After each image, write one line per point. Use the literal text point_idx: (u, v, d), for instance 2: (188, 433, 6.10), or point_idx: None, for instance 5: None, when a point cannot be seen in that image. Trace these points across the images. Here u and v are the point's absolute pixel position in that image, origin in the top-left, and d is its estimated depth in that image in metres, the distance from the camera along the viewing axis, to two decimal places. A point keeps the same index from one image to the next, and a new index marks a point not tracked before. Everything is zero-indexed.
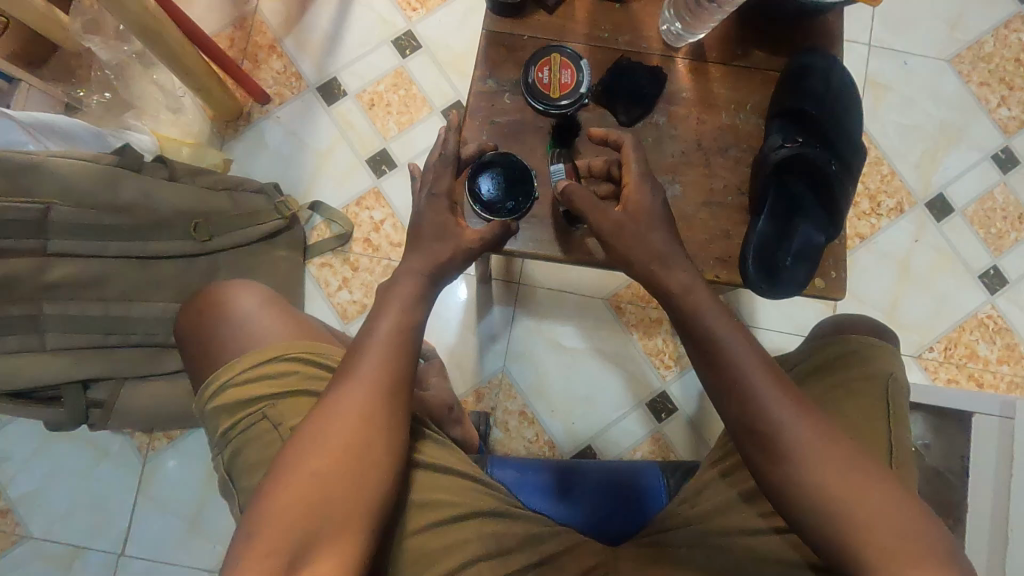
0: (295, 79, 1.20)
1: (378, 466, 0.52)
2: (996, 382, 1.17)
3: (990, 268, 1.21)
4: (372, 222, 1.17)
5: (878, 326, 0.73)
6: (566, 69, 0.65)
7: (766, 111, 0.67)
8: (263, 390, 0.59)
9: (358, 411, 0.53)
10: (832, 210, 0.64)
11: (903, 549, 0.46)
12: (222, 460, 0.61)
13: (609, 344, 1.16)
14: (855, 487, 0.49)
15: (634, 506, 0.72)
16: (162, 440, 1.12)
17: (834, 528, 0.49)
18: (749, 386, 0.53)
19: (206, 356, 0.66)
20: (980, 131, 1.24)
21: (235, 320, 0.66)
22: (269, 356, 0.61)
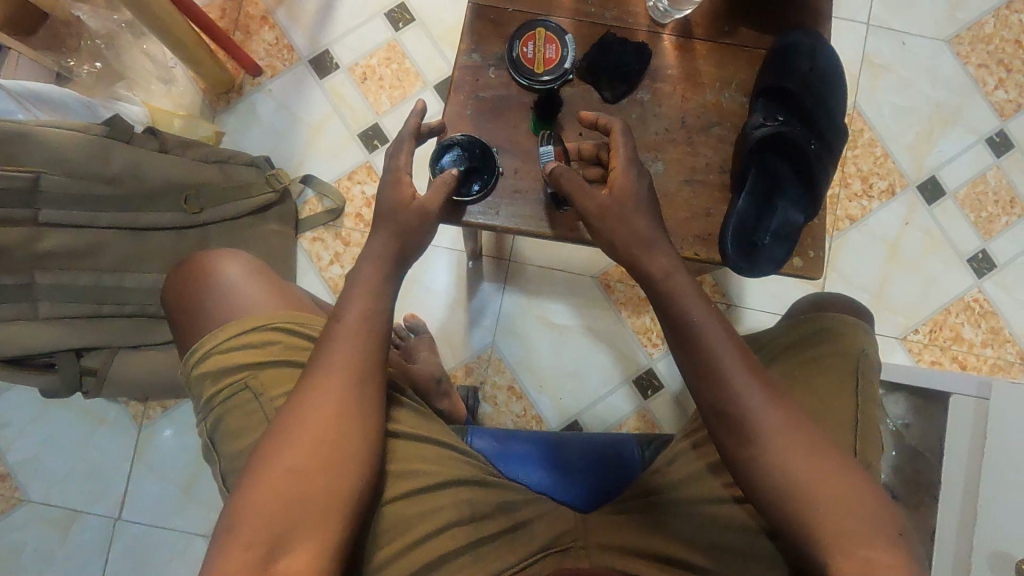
0: (287, 51, 1.19)
1: (355, 445, 0.54)
2: (979, 364, 1.18)
3: (980, 251, 1.21)
4: (364, 197, 1.17)
5: (853, 304, 0.75)
6: (551, 44, 0.65)
7: (750, 90, 0.67)
8: (245, 360, 0.61)
9: (335, 403, 0.55)
10: (812, 190, 0.64)
11: (858, 529, 0.48)
12: (205, 426, 0.62)
13: (598, 321, 1.18)
14: (814, 469, 0.51)
15: (605, 475, 0.74)
16: (157, 409, 1.14)
17: (794, 509, 0.50)
18: (718, 372, 0.54)
19: (188, 320, 0.67)
20: (976, 114, 1.23)
21: (219, 285, 0.67)
22: (252, 324, 0.63)
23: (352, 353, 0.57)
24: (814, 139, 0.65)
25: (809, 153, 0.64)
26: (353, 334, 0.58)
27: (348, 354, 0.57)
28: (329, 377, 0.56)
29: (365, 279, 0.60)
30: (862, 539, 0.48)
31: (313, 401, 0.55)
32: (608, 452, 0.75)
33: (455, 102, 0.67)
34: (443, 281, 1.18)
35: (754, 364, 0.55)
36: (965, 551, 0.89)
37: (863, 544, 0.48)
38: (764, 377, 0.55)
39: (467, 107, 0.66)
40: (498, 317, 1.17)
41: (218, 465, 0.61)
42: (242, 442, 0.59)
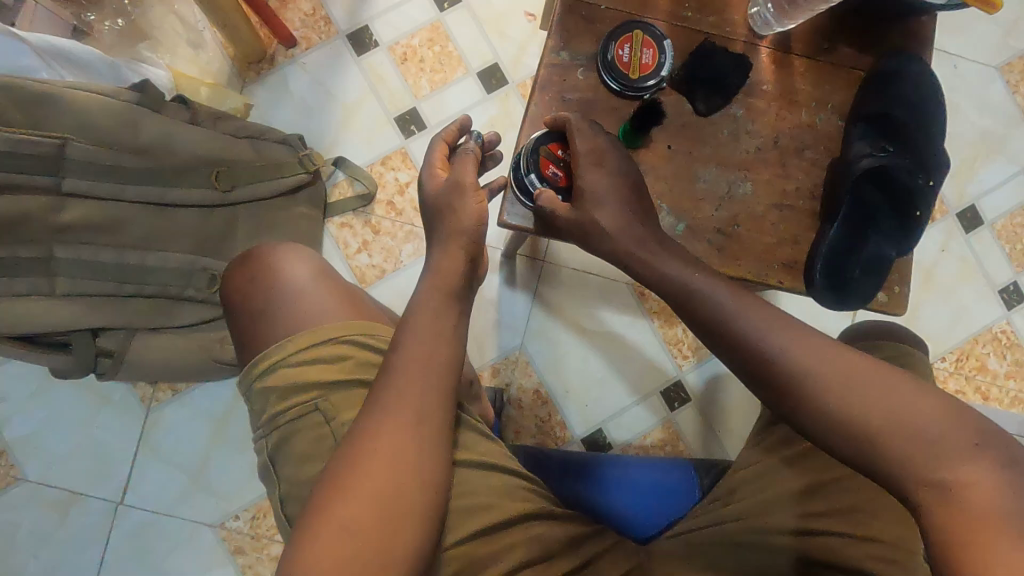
0: (324, 23, 1.13)
1: (419, 480, 0.54)
2: (1001, 396, 1.19)
3: (1011, 283, 1.21)
4: (397, 184, 1.12)
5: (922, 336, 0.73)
6: (648, 49, 0.61)
7: (848, 112, 0.64)
8: (317, 378, 0.64)
9: (391, 435, 0.55)
10: (907, 223, 0.61)
11: (936, 437, 0.47)
12: (266, 444, 0.65)
13: (630, 329, 1.15)
14: (877, 391, 0.49)
15: (660, 501, 0.72)
16: (167, 392, 1.09)
17: (867, 446, 0.49)
18: (761, 338, 0.53)
19: (255, 329, 0.70)
20: (1020, 144, 1.22)
21: (290, 294, 0.71)
22: (323, 338, 0.66)
23: (412, 378, 0.57)
24: (920, 173, 0.62)
25: (908, 183, 0.61)
26: (412, 363, 0.58)
27: (409, 379, 0.57)
28: (393, 407, 0.56)
29: (432, 312, 0.61)
30: (942, 446, 0.47)
31: (369, 437, 0.55)
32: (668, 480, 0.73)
33: (538, 102, 0.62)
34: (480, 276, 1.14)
35: (788, 318, 0.54)
36: None
37: (945, 449, 0.46)
38: (803, 328, 0.54)
39: (552, 109, 0.62)
40: (528, 318, 1.14)
41: (277, 489, 0.63)
42: (311, 468, 0.61)
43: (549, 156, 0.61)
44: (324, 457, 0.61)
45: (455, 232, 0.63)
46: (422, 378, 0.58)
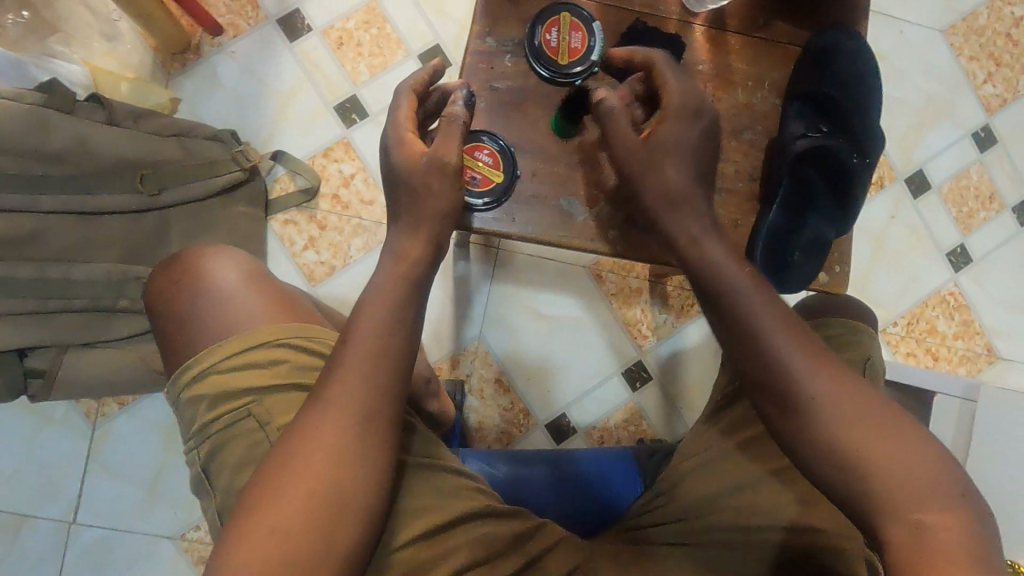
0: (251, 8, 1.06)
1: (358, 485, 0.51)
2: (950, 356, 1.22)
3: (958, 246, 1.23)
4: (341, 176, 1.08)
5: None
6: (576, 32, 0.61)
7: (784, 91, 0.62)
8: (251, 382, 0.62)
9: (333, 433, 0.52)
10: (845, 204, 0.61)
11: (920, 491, 0.44)
12: (198, 455, 0.62)
13: (587, 312, 1.14)
14: (884, 433, 0.46)
15: (604, 495, 0.73)
16: (112, 405, 1.05)
17: (845, 476, 0.47)
18: (769, 342, 0.51)
19: (183, 340, 0.68)
20: (965, 108, 1.23)
21: (220, 302, 0.68)
22: (255, 342, 0.64)
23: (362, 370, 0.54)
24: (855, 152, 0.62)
25: (845, 163, 0.61)
26: (361, 356, 0.54)
27: (356, 373, 0.53)
28: (338, 400, 0.53)
29: (383, 293, 0.57)
30: (923, 500, 0.44)
31: (313, 435, 0.52)
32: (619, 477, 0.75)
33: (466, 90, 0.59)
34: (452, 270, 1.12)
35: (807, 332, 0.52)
36: None
37: (927, 504, 0.44)
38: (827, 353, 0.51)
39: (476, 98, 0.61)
40: (485, 307, 1.13)
41: (213, 500, 0.60)
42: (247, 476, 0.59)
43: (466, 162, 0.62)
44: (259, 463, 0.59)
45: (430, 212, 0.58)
46: (372, 373, 0.54)
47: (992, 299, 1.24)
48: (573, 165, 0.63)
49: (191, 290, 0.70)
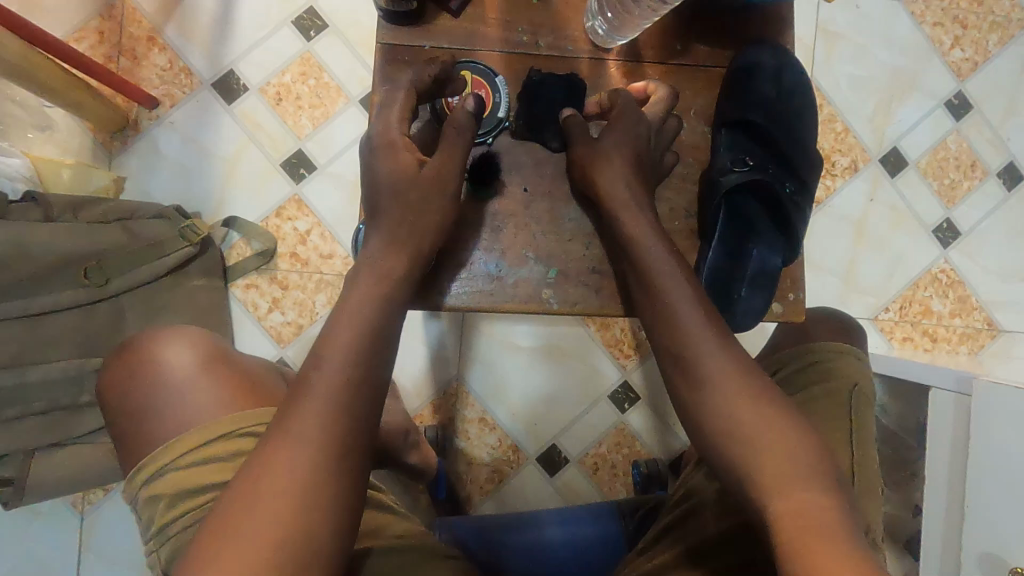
0: (184, 76, 1.04)
1: (329, 489, 0.48)
2: (949, 335, 1.18)
3: (944, 220, 1.18)
4: (297, 234, 1.05)
5: (847, 323, 0.78)
6: (479, 90, 0.62)
7: (710, 119, 0.63)
8: (208, 478, 0.59)
9: (305, 440, 0.49)
10: (788, 231, 0.58)
11: (797, 474, 0.49)
12: (158, 555, 0.59)
13: (565, 340, 1.11)
14: (765, 421, 0.52)
15: (589, 559, 0.70)
16: (97, 492, 1.04)
17: (730, 454, 0.52)
18: (680, 327, 0.56)
19: (139, 437, 0.63)
20: (934, 77, 1.18)
21: (173, 394, 0.64)
22: (212, 436, 0.60)
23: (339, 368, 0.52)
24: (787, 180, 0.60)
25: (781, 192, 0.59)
26: (339, 353, 0.52)
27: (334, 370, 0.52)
28: (319, 386, 0.51)
29: (363, 288, 0.55)
30: (798, 482, 0.49)
31: (284, 443, 0.49)
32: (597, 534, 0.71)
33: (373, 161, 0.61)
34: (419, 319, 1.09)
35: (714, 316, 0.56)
36: (950, 564, 0.86)
37: (803, 486, 0.48)
38: (732, 342, 0.56)
39: None
40: (460, 346, 1.10)
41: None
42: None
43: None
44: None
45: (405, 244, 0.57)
46: (349, 369, 0.52)
47: (987, 271, 1.19)
48: (498, 226, 0.62)
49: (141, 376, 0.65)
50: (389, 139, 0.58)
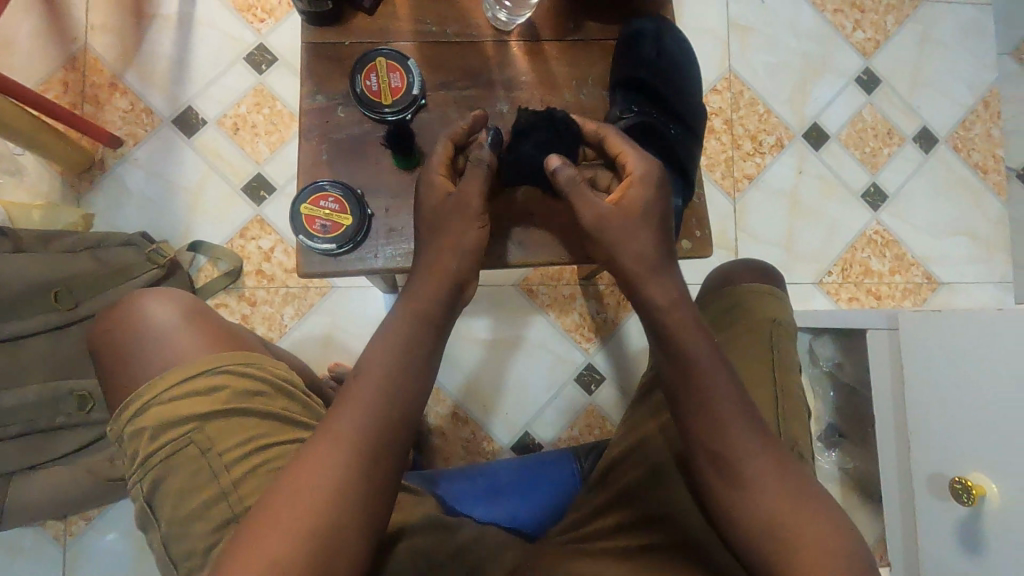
0: (145, 115, 1.12)
1: (350, 531, 0.52)
2: (892, 292, 1.24)
3: (871, 185, 1.27)
4: (262, 252, 1.11)
5: (766, 269, 0.83)
6: (394, 73, 0.67)
7: (607, 83, 0.71)
8: (190, 413, 0.61)
9: (335, 466, 0.52)
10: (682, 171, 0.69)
11: (828, 562, 0.51)
12: (140, 487, 0.61)
13: (524, 328, 1.16)
14: (789, 504, 0.54)
15: (553, 490, 0.75)
16: (80, 523, 1.05)
17: (767, 535, 0.53)
18: (710, 391, 0.56)
19: (122, 379, 0.64)
20: (842, 57, 1.29)
21: (157, 337, 0.64)
22: (201, 371, 0.62)
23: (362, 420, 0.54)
24: (671, 124, 0.73)
25: (669, 135, 0.71)
26: (365, 402, 0.54)
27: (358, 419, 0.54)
28: (353, 415, 0.54)
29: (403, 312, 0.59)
30: (826, 569, 0.50)
31: (316, 467, 0.52)
32: (549, 473, 0.75)
33: (308, 149, 0.68)
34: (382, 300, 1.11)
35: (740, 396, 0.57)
36: (905, 492, 0.90)
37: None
38: (753, 413, 0.57)
39: (321, 152, 0.68)
40: None
41: (158, 529, 0.60)
42: (191, 502, 0.59)
43: (313, 212, 0.65)
44: (204, 490, 0.60)
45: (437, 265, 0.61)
46: (376, 421, 0.54)
47: (918, 229, 1.27)
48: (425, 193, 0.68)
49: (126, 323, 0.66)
50: (427, 176, 0.64)
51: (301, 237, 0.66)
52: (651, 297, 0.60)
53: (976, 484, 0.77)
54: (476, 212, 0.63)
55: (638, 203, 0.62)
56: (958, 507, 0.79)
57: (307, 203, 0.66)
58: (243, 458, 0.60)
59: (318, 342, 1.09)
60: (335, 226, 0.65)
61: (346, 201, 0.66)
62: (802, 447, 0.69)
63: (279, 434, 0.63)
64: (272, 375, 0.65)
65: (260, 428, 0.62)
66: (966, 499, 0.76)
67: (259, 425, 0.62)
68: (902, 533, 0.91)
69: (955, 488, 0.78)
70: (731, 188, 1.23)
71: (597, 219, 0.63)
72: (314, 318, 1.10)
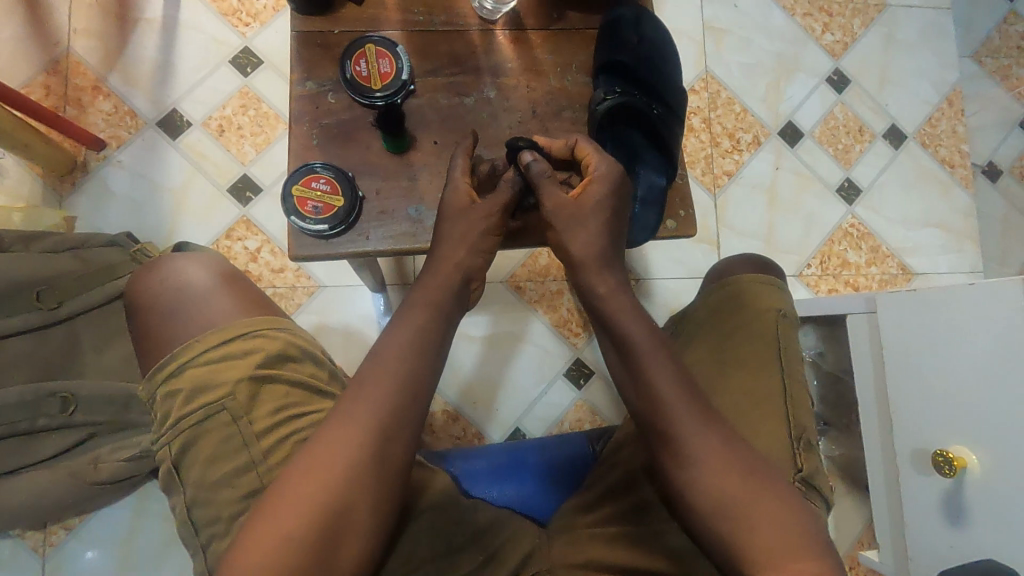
0: (129, 118, 1.12)
1: (359, 515, 0.52)
2: (869, 282, 1.28)
3: (845, 180, 1.31)
4: (248, 252, 1.10)
5: (765, 263, 0.85)
6: (383, 58, 0.68)
7: (590, 69, 0.74)
8: (226, 377, 0.59)
9: (352, 436, 0.53)
10: (665, 152, 0.71)
11: (773, 542, 0.51)
12: (167, 450, 0.59)
13: (514, 324, 1.17)
14: (746, 485, 0.54)
15: (567, 472, 0.71)
16: (60, 532, 1.02)
17: (719, 521, 0.54)
18: (649, 383, 0.58)
19: (158, 339, 0.62)
20: (813, 58, 1.34)
21: (193, 298, 0.63)
22: (242, 332, 0.61)
23: (372, 405, 0.54)
24: (654, 105, 0.74)
25: (651, 117, 0.73)
26: (375, 389, 0.55)
27: (366, 405, 0.54)
28: (373, 388, 0.55)
29: (430, 291, 0.60)
30: (774, 548, 0.50)
31: (334, 436, 0.53)
32: (562, 454, 0.72)
33: (299, 134, 0.69)
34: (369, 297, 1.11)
35: (687, 382, 0.58)
36: (890, 470, 0.92)
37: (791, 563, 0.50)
38: (699, 398, 0.58)
39: (313, 136, 0.69)
40: None
41: (183, 493, 0.58)
42: (223, 467, 0.58)
43: (304, 194, 0.66)
44: (236, 456, 0.58)
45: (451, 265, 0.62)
46: (386, 407, 0.54)
47: (891, 222, 1.31)
48: (414, 176, 0.69)
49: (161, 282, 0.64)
50: (455, 183, 0.65)
51: (291, 219, 0.66)
52: (592, 285, 0.63)
53: (958, 456, 0.79)
54: (497, 223, 0.65)
55: (594, 200, 0.65)
56: (941, 479, 0.81)
57: (298, 185, 0.66)
58: (278, 426, 0.59)
59: None
60: (326, 208, 0.66)
61: (337, 182, 0.66)
62: (812, 433, 0.70)
63: (314, 402, 0.62)
64: (305, 343, 0.64)
65: (294, 397, 0.61)
66: (950, 470, 0.79)
67: (292, 394, 0.61)
68: (888, 509, 0.93)
69: (938, 460, 0.80)
70: (711, 184, 1.26)
71: (554, 207, 0.65)
72: (302, 318, 1.09)
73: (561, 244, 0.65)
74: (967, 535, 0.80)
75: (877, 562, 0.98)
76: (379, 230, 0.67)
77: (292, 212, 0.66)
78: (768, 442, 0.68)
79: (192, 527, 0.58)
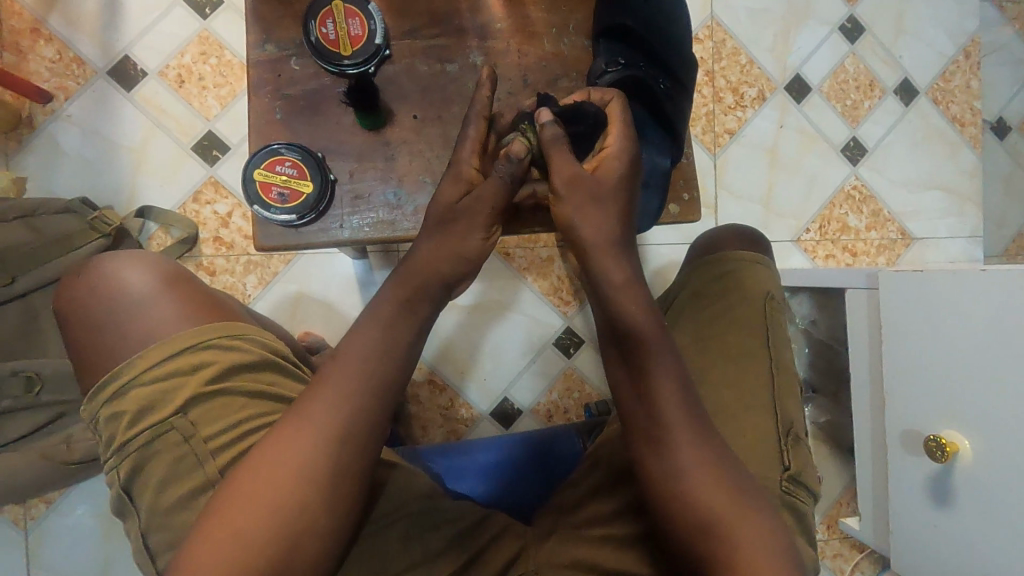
0: (76, 65, 1.01)
1: (311, 529, 0.49)
2: (867, 248, 1.24)
3: (850, 140, 1.24)
4: (218, 217, 1.03)
5: (756, 237, 0.81)
6: (354, 19, 0.64)
7: (589, 32, 0.69)
8: (174, 395, 0.56)
9: (306, 439, 0.49)
10: (672, 133, 0.69)
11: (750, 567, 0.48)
12: (116, 475, 0.56)
13: (502, 293, 1.12)
14: (734, 504, 0.50)
15: (551, 469, 0.74)
16: (39, 506, 1.00)
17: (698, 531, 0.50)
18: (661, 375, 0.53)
19: (95, 356, 0.57)
20: (826, 4, 1.23)
21: (132, 308, 0.58)
22: (185, 346, 0.56)
23: (340, 409, 0.50)
24: (661, 78, 0.71)
25: (658, 92, 0.69)
26: (343, 390, 0.50)
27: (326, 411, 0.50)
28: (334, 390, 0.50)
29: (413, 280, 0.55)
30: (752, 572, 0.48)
31: (298, 439, 0.49)
32: (548, 452, 0.74)
33: (262, 107, 0.66)
34: (350, 260, 1.05)
35: (686, 391, 0.53)
36: (876, 443, 0.92)
37: None
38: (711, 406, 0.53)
39: (276, 108, 0.66)
40: None
41: (136, 520, 0.56)
42: (175, 491, 0.55)
43: (268, 178, 0.64)
44: (189, 479, 0.55)
45: (431, 265, 0.55)
46: (351, 418, 0.50)
47: (895, 184, 1.26)
48: (391, 155, 0.66)
49: (93, 292, 0.58)
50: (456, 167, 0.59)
51: (256, 207, 0.64)
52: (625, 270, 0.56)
53: (950, 441, 0.78)
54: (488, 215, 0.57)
55: (614, 172, 0.59)
56: (930, 461, 0.82)
57: (263, 168, 0.64)
58: (231, 443, 0.56)
59: (285, 310, 1.04)
60: (294, 194, 0.63)
61: (304, 165, 0.63)
62: (799, 426, 0.67)
63: (271, 413, 0.58)
64: (261, 350, 0.60)
65: (250, 409, 0.58)
66: (940, 456, 0.78)
67: (250, 405, 0.58)
68: (873, 479, 0.94)
69: (930, 445, 0.79)
70: (711, 143, 1.19)
71: (569, 182, 0.58)
72: (278, 288, 1.03)
73: (571, 227, 0.57)
74: (950, 507, 0.82)
75: (857, 530, 1.02)
76: (355, 216, 0.65)
77: (257, 195, 0.64)
78: (756, 438, 0.64)
79: (148, 553, 0.56)
